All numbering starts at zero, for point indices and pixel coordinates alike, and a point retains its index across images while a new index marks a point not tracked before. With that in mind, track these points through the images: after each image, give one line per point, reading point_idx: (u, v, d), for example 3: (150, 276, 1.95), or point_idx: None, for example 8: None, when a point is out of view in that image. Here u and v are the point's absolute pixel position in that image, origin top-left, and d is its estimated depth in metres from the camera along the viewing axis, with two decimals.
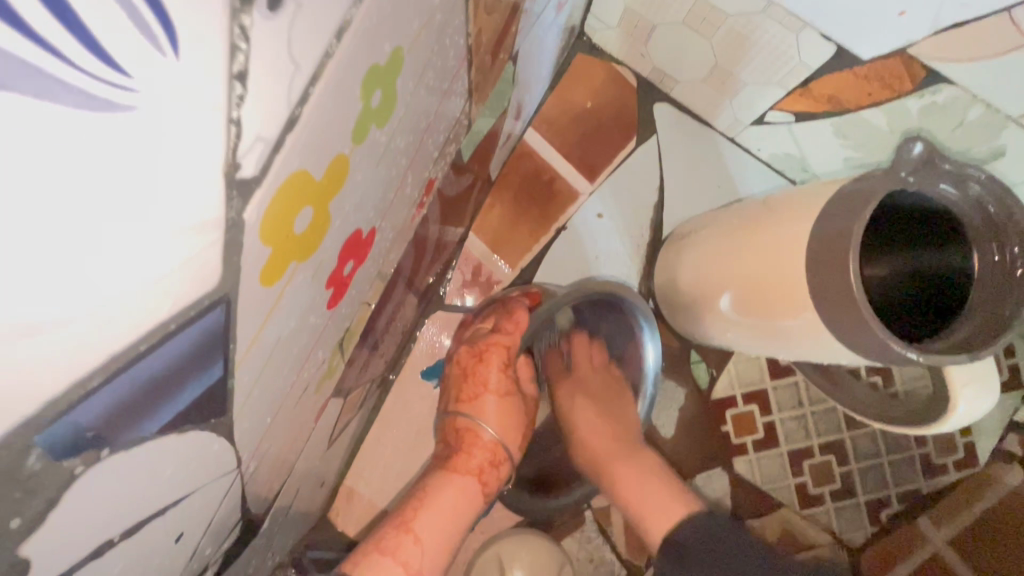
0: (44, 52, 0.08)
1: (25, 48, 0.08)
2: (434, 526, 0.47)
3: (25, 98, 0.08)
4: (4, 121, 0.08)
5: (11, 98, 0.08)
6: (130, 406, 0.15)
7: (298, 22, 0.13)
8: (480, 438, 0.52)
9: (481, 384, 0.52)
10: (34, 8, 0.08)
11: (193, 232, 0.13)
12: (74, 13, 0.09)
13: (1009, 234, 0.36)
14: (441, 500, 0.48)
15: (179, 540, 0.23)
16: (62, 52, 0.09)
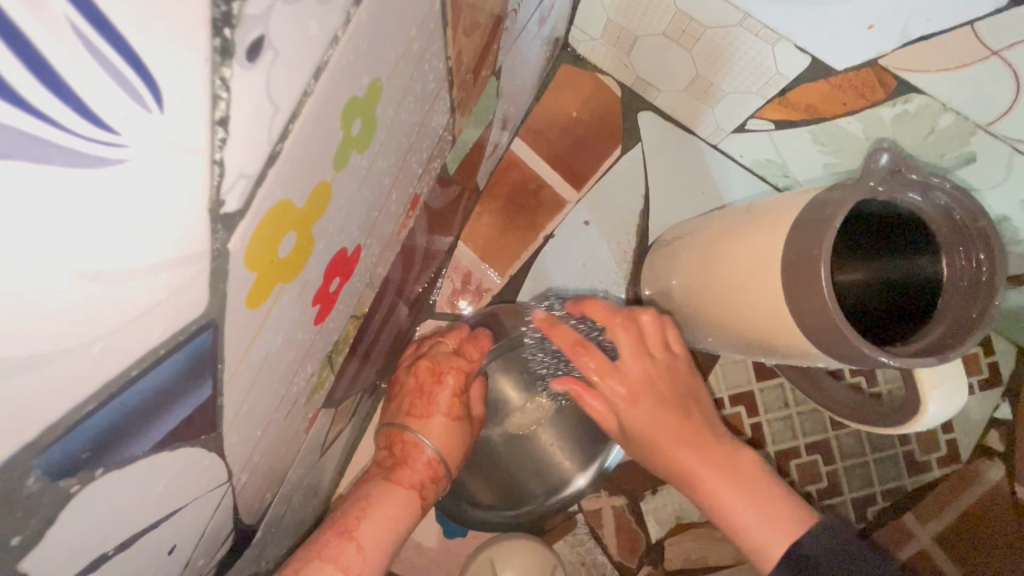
0: (39, 118, 0.09)
1: (22, 117, 0.09)
2: (376, 534, 0.48)
3: (22, 160, 0.09)
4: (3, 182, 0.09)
5: (10, 162, 0.09)
6: (123, 427, 0.15)
7: (276, 68, 0.14)
8: (421, 453, 0.54)
9: (432, 403, 0.54)
10: (29, 82, 0.09)
11: (180, 265, 0.14)
12: (66, 82, 0.10)
13: (974, 240, 0.37)
14: (383, 504, 0.49)
15: (171, 552, 0.24)
16: (54, 117, 0.10)
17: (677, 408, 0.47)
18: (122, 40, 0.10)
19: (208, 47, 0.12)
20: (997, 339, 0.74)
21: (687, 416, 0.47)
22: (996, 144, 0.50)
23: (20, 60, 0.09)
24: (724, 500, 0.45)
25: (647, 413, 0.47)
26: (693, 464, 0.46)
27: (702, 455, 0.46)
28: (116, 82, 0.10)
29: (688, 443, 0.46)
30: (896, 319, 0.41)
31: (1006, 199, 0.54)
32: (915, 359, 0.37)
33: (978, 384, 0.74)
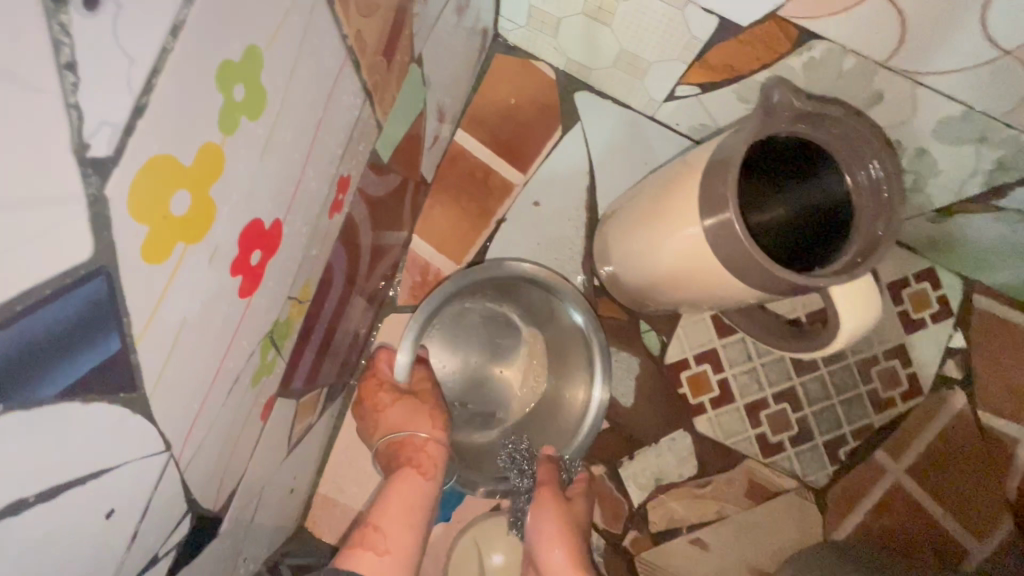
0: None
1: None
2: (395, 517, 0.51)
3: None
4: None
5: None
6: (15, 364, 0.17)
7: (122, 20, 0.16)
8: (408, 442, 0.57)
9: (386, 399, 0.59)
10: None
11: (53, 204, 0.16)
12: None
13: (871, 158, 0.40)
14: (397, 494, 0.53)
15: (111, 516, 0.25)
16: None
17: (575, 531, 0.56)
18: None
19: None
20: (943, 272, 0.77)
21: (574, 534, 0.56)
22: (899, 80, 0.52)
23: None
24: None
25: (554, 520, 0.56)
26: (564, 561, 0.53)
27: (574, 569, 0.53)
28: None
29: (557, 542, 0.54)
30: (818, 242, 0.43)
31: (919, 132, 0.57)
32: (833, 277, 0.39)
33: (930, 317, 0.77)
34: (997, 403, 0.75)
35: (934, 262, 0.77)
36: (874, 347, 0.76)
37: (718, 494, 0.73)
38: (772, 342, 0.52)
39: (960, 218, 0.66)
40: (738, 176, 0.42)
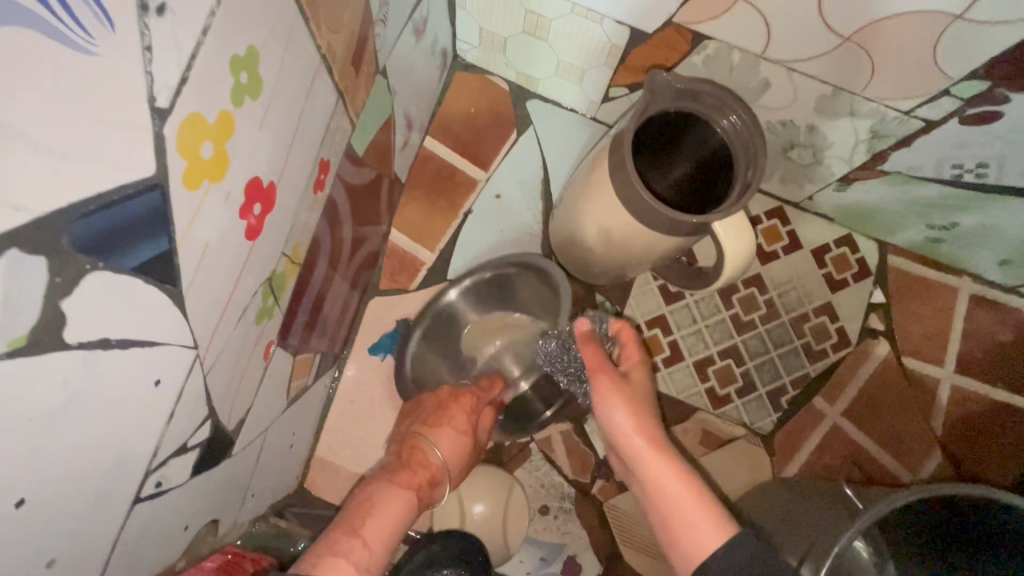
0: (73, 33, 0.21)
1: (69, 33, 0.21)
2: (377, 529, 0.54)
3: (67, 51, 0.21)
4: (60, 58, 0.21)
5: (63, 50, 0.21)
6: (106, 237, 0.26)
7: (176, 22, 0.26)
8: (427, 457, 0.65)
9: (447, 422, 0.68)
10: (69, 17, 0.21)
11: (137, 132, 0.26)
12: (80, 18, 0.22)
13: (731, 111, 0.51)
14: (381, 506, 0.56)
15: (157, 385, 0.34)
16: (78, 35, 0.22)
17: (636, 395, 0.59)
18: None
19: (136, 5, 0.24)
20: (860, 238, 0.87)
21: (642, 400, 0.59)
22: (777, 68, 0.64)
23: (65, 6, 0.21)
24: (661, 479, 0.54)
25: (632, 383, 0.60)
26: (630, 428, 0.56)
27: (645, 441, 0.56)
28: (99, 20, 0.22)
29: (624, 410, 0.57)
30: (714, 184, 0.54)
31: (805, 111, 0.68)
32: (728, 206, 0.49)
33: (852, 277, 0.87)
34: (918, 349, 0.86)
35: (851, 230, 0.87)
36: (803, 306, 0.86)
37: (676, 444, 0.82)
38: (694, 287, 0.64)
39: (859, 185, 0.77)
40: (633, 152, 0.53)
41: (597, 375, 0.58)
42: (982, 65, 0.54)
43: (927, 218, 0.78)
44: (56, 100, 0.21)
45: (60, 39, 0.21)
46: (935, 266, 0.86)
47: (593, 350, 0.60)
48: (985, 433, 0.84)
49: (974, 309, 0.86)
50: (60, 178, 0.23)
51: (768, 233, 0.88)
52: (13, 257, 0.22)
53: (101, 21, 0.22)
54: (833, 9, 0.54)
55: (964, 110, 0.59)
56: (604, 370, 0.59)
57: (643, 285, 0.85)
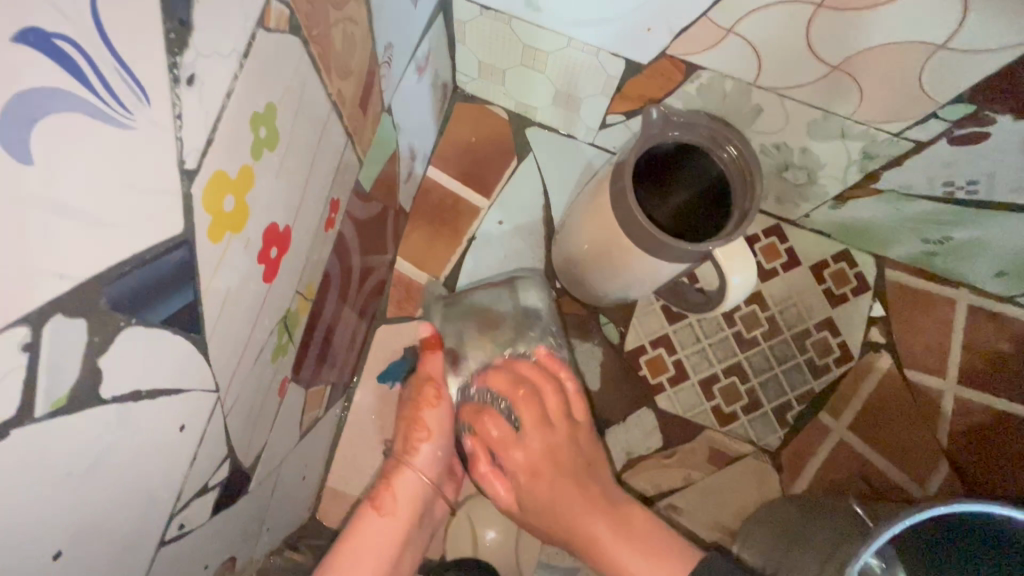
0: (115, 111, 0.23)
1: (111, 111, 0.23)
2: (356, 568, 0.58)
3: (110, 128, 0.23)
4: (102, 135, 0.22)
5: (105, 127, 0.23)
6: (140, 293, 0.28)
7: (202, 88, 0.28)
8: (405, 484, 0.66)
9: (420, 422, 0.67)
10: (111, 96, 0.22)
11: (168, 194, 0.27)
12: (120, 97, 0.23)
13: (728, 143, 0.53)
14: (367, 533, 0.61)
15: (182, 430, 0.35)
16: (118, 112, 0.23)
17: (554, 451, 0.66)
18: (136, 77, 0.24)
19: (169, 79, 0.26)
20: (857, 253, 0.89)
21: (568, 472, 0.65)
22: (769, 95, 0.66)
23: (107, 88, 0.22)
24: (581, 523, 0.62)
25: (531, 447, 0.66)
26: (576, 510, 0.62)
27: (585, 502, 0.63)
28: (137, 96, 0.24)
29: (552, 479, 0.64)
30: (713, 214, 0.55)
31: (798, 134, 0.70)
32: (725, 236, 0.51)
33: (851, 292, 0.88)
34: (918, 362, 0.87)
35: (848, 245, 0.88)
36: (805, 321, 0.88)
37: (684, 462, 0.83)
38: (694, 309, 0.65)
39: (854, 203, 0.79)
40: (633, 182, 0.55)
41: (507, 454, 0.66)
42: (966, 90, 0.56)
43: (922, 233, 0.79)
44: (99, 174, 0.23)
45: (104, 117, 0.22)
46: (932, 279, 0.88)
47: (489, 427, 0.67)
48: (985, 443, 0.85)
49: (973, 320, 0.87)
50: (100, 244, 0.24)
51: (767, 251, 0.89)
52: (58, 323, 0.23)
53: (140, 97, 0.24)
54: (820, 40, 0.56)
55: (952, 131, 0.61)
56: (505, 430, 0.67)
57: (645, 305, 0.87)
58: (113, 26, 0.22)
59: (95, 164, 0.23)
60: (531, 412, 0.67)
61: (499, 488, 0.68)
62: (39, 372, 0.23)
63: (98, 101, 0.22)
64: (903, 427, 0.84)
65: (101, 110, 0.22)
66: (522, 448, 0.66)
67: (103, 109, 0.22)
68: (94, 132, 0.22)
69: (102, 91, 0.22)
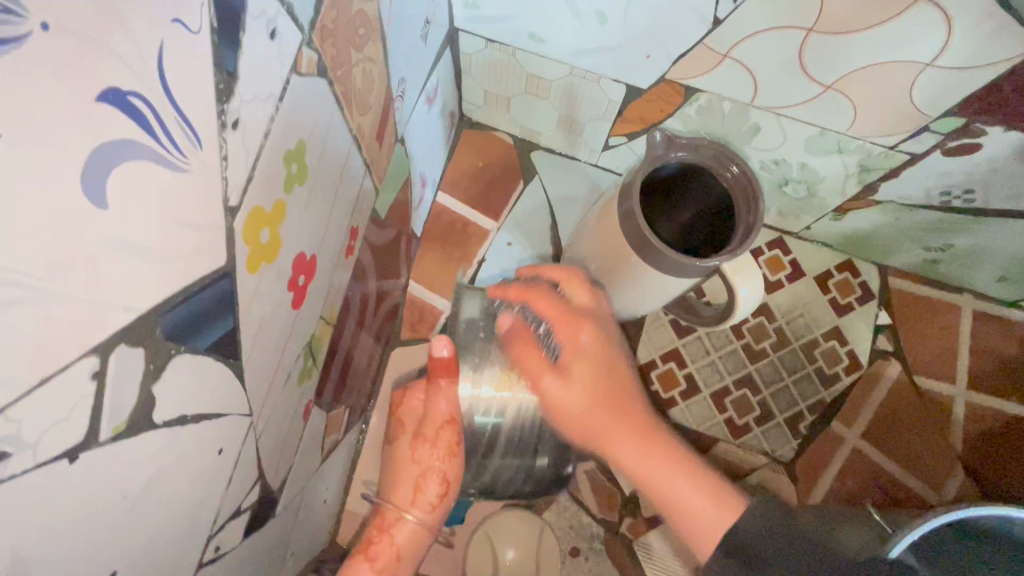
0: (174, 157, 0.25)
1: (171, 157, 0.25)
2: None
3: (169, 172, 0.25)
4: (162, 178, 0.25)
5: (165, 171, 0.25)
6: (189, 323, 0.29)
7: (244, 131, 0.30)
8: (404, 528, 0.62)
9: (423, 466, 0.62)
10: (172, 143, 0.25)
11: (215, 229, 0.29)
12: (179, 144, 0.25)
13: (732, 164, 0.55)
14: None
15: (220, 453, 0.36)
16: (176, 157, 0.25)
17: (607, 356, 0.55)
18: (192, 125, 0.26)
19: (218, 124, 0.28)
20: (860, 262, 0.90)
21: (599, 392, 0.53)
22: (766, 115, 0.68)
23: (168, 136, 0.24)
24: (650, 472, 0.50)
25: (579, 398, 0.53)
26: (583, 399, 0.53)
27: (607, 407, 0.52)
28: (192, 142, 0.26)
29: (581, 387, 0.53)
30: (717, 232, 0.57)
31: (796, 150, 0.73)
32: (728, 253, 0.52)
33: (857, 301, 0.89)
34: (927, 368, 0.87)
35: (851, 255, 0.90)
36: (812, 331, 0.89)
37: None
38: (701, 325, 0.67)
39: (854, 214, 0.81)
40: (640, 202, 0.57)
41: (536, 379, 0.54)
42: (957, 104, 0.58)
43: (923, 242, 0.81)
44: (159, 214, 0.25)
45: (164, 163, 0.25)
46: (936, 286, 0.89)
47: (544, 377, 0.54)
48: (1000, 447, 0.85)
49: (979, 325, 0.88)
50: (157, 278, 0.26)
51: (771, 263, 0.91)
52: (121, 353, 0.25)
53: (194, 143, 0.26)
54: (813, 61, 0.58)
55: (945, 143, 0.63)
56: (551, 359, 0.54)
57: (654, 321, 0.88)
58: (176, 82, 0.24)
59: (156, 205, 0.25)
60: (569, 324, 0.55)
61: (550, 383, 0.54)
62: (105, 399, 0.24)
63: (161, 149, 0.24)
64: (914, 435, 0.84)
65: (162, 156, 0.24)
66: (568, 394, 0.53)
67: (164, 155, 0.24)
68: (156, 177, 0.24)
69: (164, 139, 0.24)
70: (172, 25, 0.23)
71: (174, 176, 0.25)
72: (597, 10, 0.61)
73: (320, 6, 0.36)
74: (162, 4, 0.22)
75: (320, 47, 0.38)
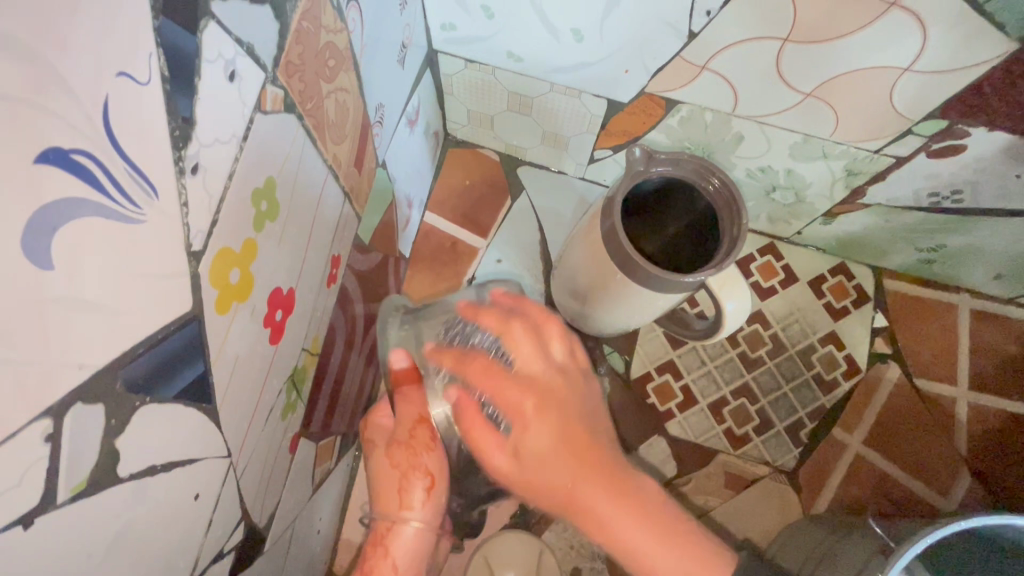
0: (126, 210, 0.25)
1: (122, 210, 0.24)
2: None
3: (121, 225, 0.25)
4: (112, 232, 0.24)
5: (117, 225, 0.24)
6: (154, 373, 0.29)
7: (205, 175, 0.30)
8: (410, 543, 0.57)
9: (415, 467, 0.54)
10: (122, 196, 0.24)
11: (176, 276, 0.29)
12: (131, 197, 0.25)
13: (715, 177, 0.54)
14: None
15: (197, 498, 0.35)
16: (129, 210, 0.25)
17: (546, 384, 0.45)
18: (145, 176, 0.25)
19: (175, 171, 0.28)
20: (854, 265, 0.90)
21: (571, 380, 0.47)
22: (748, 124, 0.68)
23: (118, 190, 0.24)
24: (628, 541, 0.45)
25: (549, 452, 0.43)
26: (569, 475, 0.43)
27: (568, 471, 0.43)
28: (146, 193, 0.26)
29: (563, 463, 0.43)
30: (703, 245, 0.57)
31: (781, 157, 0.72)
32: (712, 268, 0.52)
33: (852, 304, 0.88)
34: (927, 370, 0.86)
35: (845, 258, 0.89)
36: (809, 336, 0.88)
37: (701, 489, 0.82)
38: (693, 338, 0.66)
39: (844, 218, 0.80)
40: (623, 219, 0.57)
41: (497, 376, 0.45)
42: (938, 107, 0.58)
43: (915, 242, 0.80)
44: (113, 268, 0.24)
45: (115, 217, 0.24)
46: (931, 286, 0.88)
47: (478, 430, 0.45)
48: (1005, 447, 0.83)
49: (978, 324, 0.87)
50: (114, 333, 0.25)
51: (763, 269, 0.90)
52: (78, 412, 0.24)
53: (147, 193, 0.26)
54: (791, 70, 0.58)
55: (929, 145, 0.63)
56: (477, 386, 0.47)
57: (648, 333, 0.87)
58: (123, 135, 0.24)
59: (108, 260, 0.24)
60: (557, 339, 0.49)
61: (494, 454, 0.45)
62: (62, 459, 0.24)
63: (109, 203, 0.24)
64: (903, 442, 0.83)
65: (113, 210, 0.24)
66: (518, 462, 0.44)
67: (114, 209, 0.24)
68: (106, 232, 0.24)
69: (114, 195, 0.24)
70: (117, 78, 0.23)
71: (128, 229, 0.25)
72: (572, 28, 0.61)
73: (284, 42, 0.36)
74: (105, 60, 0.22)
75: (286, 83, 0.37)
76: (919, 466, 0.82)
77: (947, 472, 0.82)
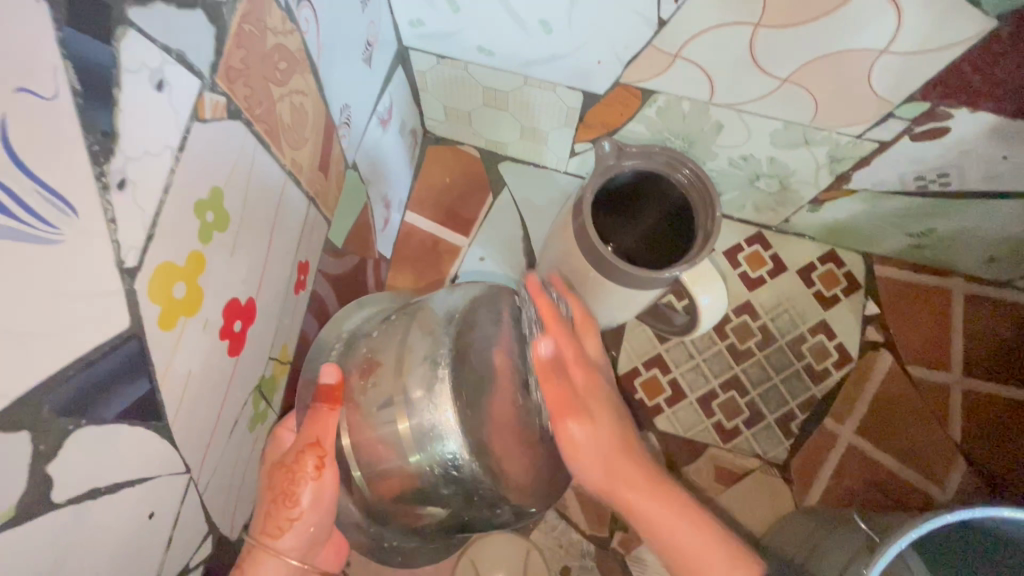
0: (39, 232, 0.24)
1: (35, 232, 0.24)
2: None
3: (35, 247, 0.24)
4: (24, 256, 0.23)
5: (31, 248, 0.24)
6: (88, 394, 0.28)
7: (136, 189, 0.29)
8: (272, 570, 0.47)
9: (295, 494, 0.46)
10: (34, 218, 0.24)
11: (106, 296, 0.28)
12: (44, 217, 0.24)
13: (688, 169, 0.53)
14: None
15: (151, 517, 0.35)
16: (42, 231, 0.24)
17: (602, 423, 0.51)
18: (61, 195, 0.25)
19: (98, 187, 0.27)
20: (844, 252, 0.88)
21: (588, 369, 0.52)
22: (727, 112, 0.66)
23: (29, 213, 0.23)
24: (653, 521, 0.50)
25: (603, 444, 0.51)
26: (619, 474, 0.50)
27: (605, 476, 0.50)
28: (63, 212, 0.25)
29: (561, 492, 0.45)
30: (678, 239, 0.56)
31: (762, 145, 0.70)
32: (686, 261, 0.51)
33: (843, 292, 0.87)
34: (920, 357, 0.84)
35: (833, 246, 0.88)
36: (799, 327, 0.86)
37: (689, 484, 0.81)
38: (675, 334, 0.65)
39: (831, 205, 0.78)
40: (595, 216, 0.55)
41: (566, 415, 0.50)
42: (919, 88, 0.56)
43: (904, 227, 0.78)
44: (26, 292, 0.24)
45: (27, 239, 0.23)
46: (923, 270, 0.86)
47: (570, 421, 0.50)
48: (1001, 433, 0.82)
49: (971, 309, 0.85)
50: (35, 356, 0.25)
51: (751, 259, 0.88)
52: None
53: (65, 213, 0.25)
54: (766, 56, 0.56)
55: (911, 129, 0.61)
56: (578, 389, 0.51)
57: (634, 328, 0.86)
58: (30, 154, 0.23)
59: (19, 285, 0.23)
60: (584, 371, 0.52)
61: (573, 429, 0.50)
62: None
63: (18, 226, 0.23)
64: (893, 433, 0.82)
65: (24, 232, 0.23)
66: (595, 438, 0.50)
67: (25, 231, 0.23)
68: (18, 255, 0.23)
69: (23, 216, 0.23)
70: (16, 94, 0.22)
71: (44, 250, 0.24)
72: (541, 20, 0.59)
73: (223, 48, 0.35)
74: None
75: (228, 90, 0.36)
76: (911, 456, 0.81)
77: (939, 460, 0.81)
